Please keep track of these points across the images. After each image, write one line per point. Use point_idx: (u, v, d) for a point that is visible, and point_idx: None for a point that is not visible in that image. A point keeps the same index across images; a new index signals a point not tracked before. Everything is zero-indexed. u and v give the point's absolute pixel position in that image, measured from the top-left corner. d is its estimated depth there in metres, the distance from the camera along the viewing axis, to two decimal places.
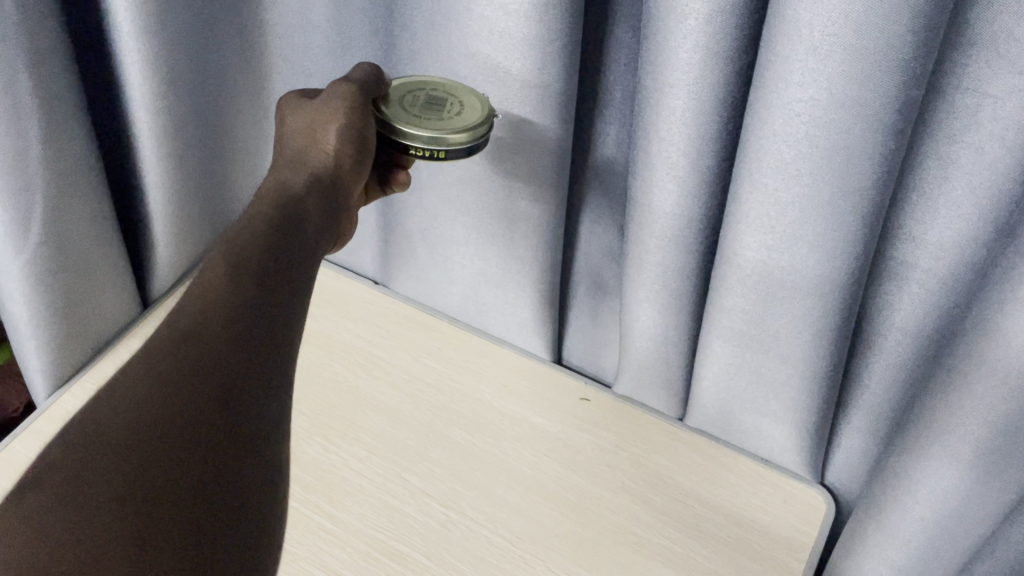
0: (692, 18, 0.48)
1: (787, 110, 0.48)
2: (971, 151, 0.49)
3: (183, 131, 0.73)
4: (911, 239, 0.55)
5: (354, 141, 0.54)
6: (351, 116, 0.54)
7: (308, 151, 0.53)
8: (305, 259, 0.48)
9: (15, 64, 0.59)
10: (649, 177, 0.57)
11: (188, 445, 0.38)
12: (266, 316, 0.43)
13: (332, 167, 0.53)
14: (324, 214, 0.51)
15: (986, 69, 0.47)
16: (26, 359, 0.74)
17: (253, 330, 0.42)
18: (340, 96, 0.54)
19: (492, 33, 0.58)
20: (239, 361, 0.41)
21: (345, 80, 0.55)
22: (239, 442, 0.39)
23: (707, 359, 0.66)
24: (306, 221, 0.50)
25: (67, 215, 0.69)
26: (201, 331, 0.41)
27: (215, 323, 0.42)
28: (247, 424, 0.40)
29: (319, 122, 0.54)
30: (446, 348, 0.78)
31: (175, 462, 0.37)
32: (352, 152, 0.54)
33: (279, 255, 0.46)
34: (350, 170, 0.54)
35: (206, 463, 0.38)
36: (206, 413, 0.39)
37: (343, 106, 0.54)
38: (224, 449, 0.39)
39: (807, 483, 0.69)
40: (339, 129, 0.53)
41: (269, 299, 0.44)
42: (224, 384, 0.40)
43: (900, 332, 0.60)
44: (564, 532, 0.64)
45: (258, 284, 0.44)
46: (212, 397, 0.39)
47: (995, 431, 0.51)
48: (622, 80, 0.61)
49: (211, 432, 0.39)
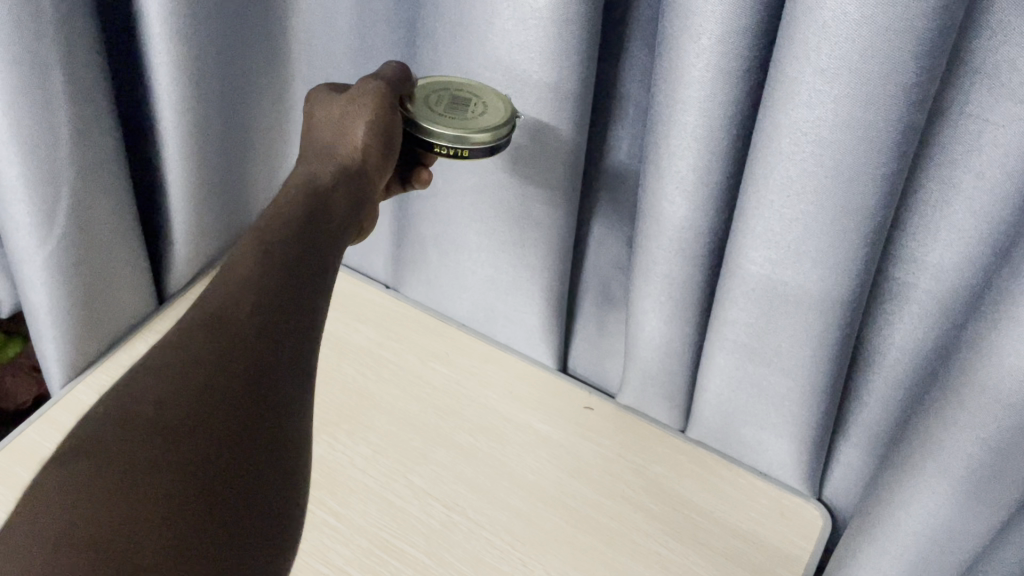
0: (705, 38, 0.49)
1: (794, 129, 0.49)
2: (971, 175, 0.51)
3: (206, 132, 0.75)
4: (912, 260, 0.57)
5: (380, 137, 0.55)
6: (380, 112, 0.55)
7: (336, 143, 0.55)
8: (326, 249, 0.49)
9: (51, 61, 0.62)
10: (659, 190, 0.59)
11: (210, 434, 0.39)
12: (292, 303, 0.44)
13: (359, 158, 0.55)
14: (345, 204, 0.52)
15: (988, 96, 0.48)
16: (44, 350, 0.77)
17: (275, 322, 0.44)
18: (371, 92, 0.56)
19: (511, 46, 0.60)
20: (262, 353, 0.42)
21: (373, 78, 0.57)
22: (259, 432, 0.41)
23: (710, 372, 0.67)
24: (328, 206, 0.51)
25: (90, 209, 0.71)
26: (227, 319, 0.43)
27: (243, 312, 0.43)
28: (268, 414, 0.41)
29: (347, 117, 0.56)
30: (454, 353, 0.79)
31: (201, 449, 0.38)
32: (378, 148, 0.55)
33: (302, 245, 0.47)
34: (377, 163, 0.56)
35: (230, 450, 0.39)
36: (229, 403, 0.40)
37: (371, 104, 0.55)
38: (247, 438, 0.40)
39: (803, 498, 0.70)
40: (367, 123, 0.55)
41: (293, 288, 0.45)
42: (248, 375, 0.41)
43: (899, 351, 0.61)
44: (564, 537, 0.66)
45: (282, 273, 0.45)
46: (236, 386, 0.41)
47: (989, 449, 0.52)
48: (636, 95, 0.63)
49: (237, 419, 0.40)
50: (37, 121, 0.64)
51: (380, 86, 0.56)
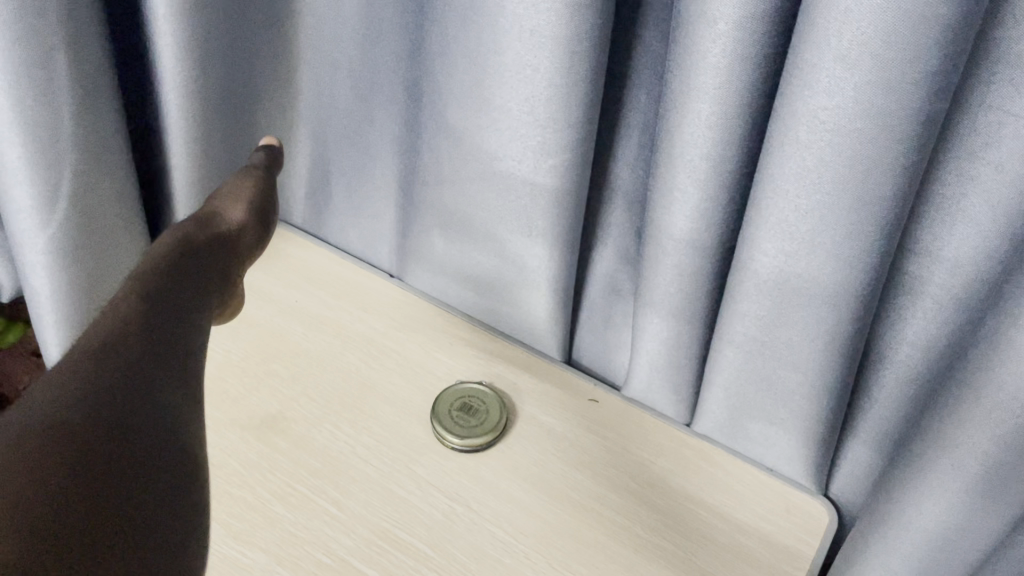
0: (722, 23, 0.48)
1: (812, 118, 0.48)
2: (991, 168, 0.50)
3: (207, 113, 0.75)
4: (927, 254, 0.56)
5: (253, 220, 0.62)
6: (249, 204, 0.63)
7: (217, 217, 0.61)
8: (205, 286, 0.52)
9: (54, 41, 0.63)
10: (670, 180, 0.58)
11: (98, 444, 0.38)
12: (166, 314, 0.47)
13: (236, 231, 0.61)
14: (224, 253, 0.57)
15: (1011, 87, 0.47)
16: (45, 334, 0.80)
17: (154, 344, 0.44)
18: (243, 189, 0.64)
19: (523, 30, 0.57)
20: (143, 373, 0.42)
21: (246, 181, 0.65)
22: (149, 413, 0.41)
23: (719, 366, 0.66)
24: (213, 251, 0.56)
25: (92, 194, 0.73)
26: (110, 339, 0.43)
27: (125, 337, 0.44)
28: (155, 399, 0.42)
29: (227, 203, 0.62)
30: (459, 343, 0.79)
31: (91, 452, 0.38)
32: (253, 227, 0.62)
33: (180, 279, 0.50)
34: (253, 241, 0.62)
35: (120, 453, 0.39)
36: (115, 417, 0.40)
37: (245, 198, 0.63)
38: (138, 441, 0.40)
39: (811, 494, 0.69)
40: (247, 206, 0.63)
41: (174, 298, 0.48)
42: (133, 390, 0.41)
43: (911, 346, 0.61)
44: (568, 530, 0.65)
45: (167, 285, 0.49)
46: (118, 400, 0.40)
47: (1002, 446, 0.51)
48: (648, 83, 0.62)
49: (125, 427, 0.40)
50: (41, 104, 0.65)
51: (252, 184, 0.64)
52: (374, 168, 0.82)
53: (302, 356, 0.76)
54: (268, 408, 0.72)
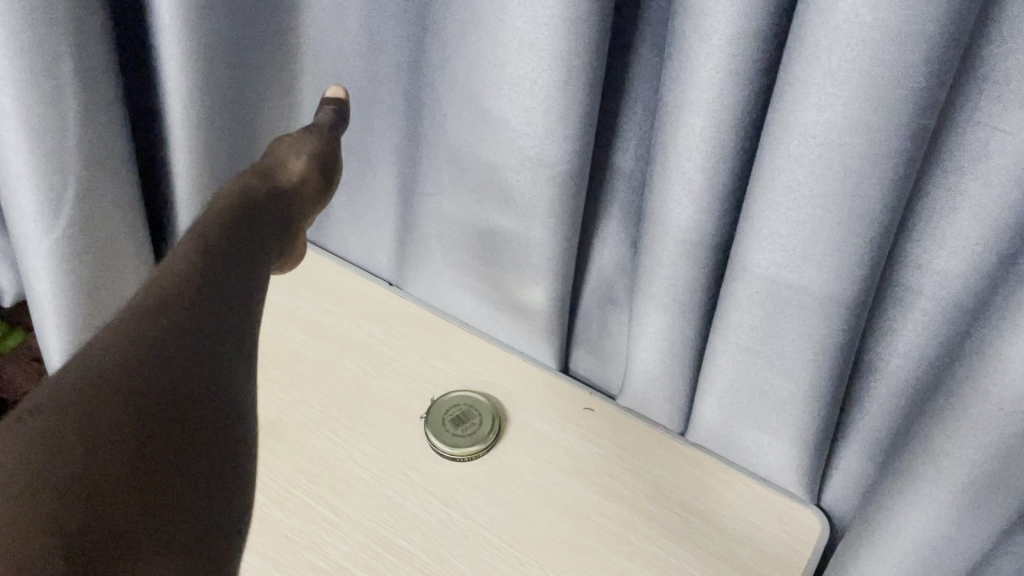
0: (716, 38, 0.49)
1: (802, 132, 0.49)
2: (979, 183, 0.51)
3: (209, 121, 0.76)
4: (917, 266, 0.57)
5: (318, 170, 0.63)
6: (315, 154, 0.63)
7: (278, 168, 0.61)
8: (265, 253, 0.52)
9: (60, 49, 0.64)
10: (665, 191, 0.59)
11: (157, 405, 0.39)
12: (226, 280, 0.46)
13: (297, 182, 0.61)
14: (283, 206, 0.58)
15: (998, 105, 0.48)
16: (47, 341, 0.81)
17: (208, 323, 0.44)
18: (311, 142, 0.64)
19: (521, 44, 0.58)
20: (197, 356, 0.42)
21: (313, 136, 0.64)
22: (201, 387, 0.42)
23: (712, 375, 0.67)
24: (275, 208, 0.57)
25: (96, 201, 0.74)
26: (169, 303, 0.43)
27: (181, 307, 0.43)
28: (207, 375, 0.42)
29: (292, 152, 0.63)
30: (457, 351, 0.79)
31: (137, 437, 0.38)
32: (317, 177, 0.63)
33: (240, 240, 0.50)
34: (313, 193, 0.62)
35: (166, 436, 0.39)
36: (163, 401, 0.39)
37: (310, 148, 0.63)
38: (186, 423, 0.40)
39: (803, 504, 0.70)
40: (309, 157, 0.63)
41: (232, 254, 0.48)
42: (189, 358, 0.42)
43: (902, 357, 0.62)
44: (564, 537, 0.66)
45: (224, 241, 0.49)
46: (170, 371, 0.41)
47: (990, 456, 0.52)
48: (644, 96, 0.63)
49: (176, 404, 0.40)
50: (46, 111, 0.66)
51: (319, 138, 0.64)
52: (374, 176, 0.83)
53: (301, 362, 0.77)
54: (267, 414, 0.73)
